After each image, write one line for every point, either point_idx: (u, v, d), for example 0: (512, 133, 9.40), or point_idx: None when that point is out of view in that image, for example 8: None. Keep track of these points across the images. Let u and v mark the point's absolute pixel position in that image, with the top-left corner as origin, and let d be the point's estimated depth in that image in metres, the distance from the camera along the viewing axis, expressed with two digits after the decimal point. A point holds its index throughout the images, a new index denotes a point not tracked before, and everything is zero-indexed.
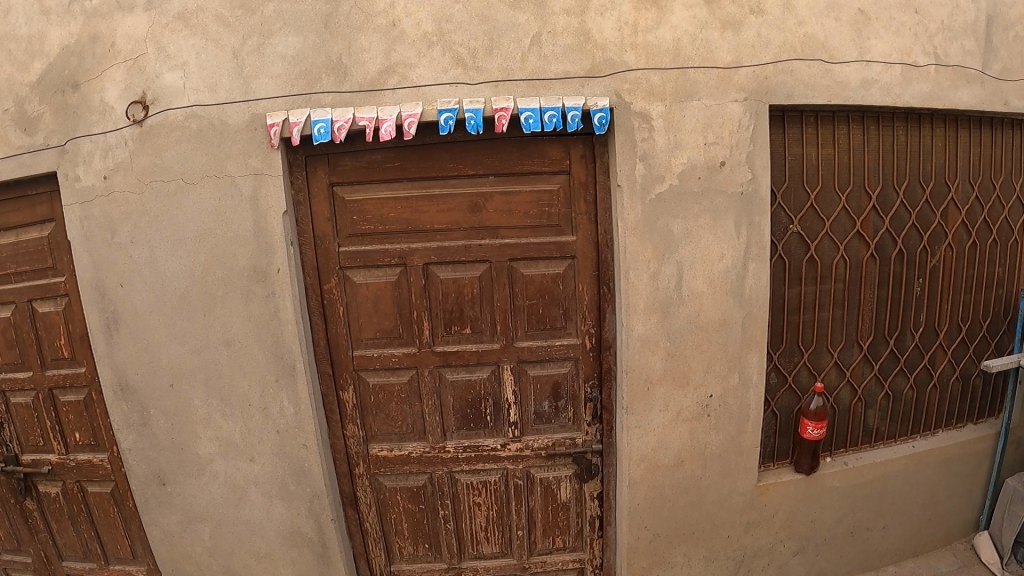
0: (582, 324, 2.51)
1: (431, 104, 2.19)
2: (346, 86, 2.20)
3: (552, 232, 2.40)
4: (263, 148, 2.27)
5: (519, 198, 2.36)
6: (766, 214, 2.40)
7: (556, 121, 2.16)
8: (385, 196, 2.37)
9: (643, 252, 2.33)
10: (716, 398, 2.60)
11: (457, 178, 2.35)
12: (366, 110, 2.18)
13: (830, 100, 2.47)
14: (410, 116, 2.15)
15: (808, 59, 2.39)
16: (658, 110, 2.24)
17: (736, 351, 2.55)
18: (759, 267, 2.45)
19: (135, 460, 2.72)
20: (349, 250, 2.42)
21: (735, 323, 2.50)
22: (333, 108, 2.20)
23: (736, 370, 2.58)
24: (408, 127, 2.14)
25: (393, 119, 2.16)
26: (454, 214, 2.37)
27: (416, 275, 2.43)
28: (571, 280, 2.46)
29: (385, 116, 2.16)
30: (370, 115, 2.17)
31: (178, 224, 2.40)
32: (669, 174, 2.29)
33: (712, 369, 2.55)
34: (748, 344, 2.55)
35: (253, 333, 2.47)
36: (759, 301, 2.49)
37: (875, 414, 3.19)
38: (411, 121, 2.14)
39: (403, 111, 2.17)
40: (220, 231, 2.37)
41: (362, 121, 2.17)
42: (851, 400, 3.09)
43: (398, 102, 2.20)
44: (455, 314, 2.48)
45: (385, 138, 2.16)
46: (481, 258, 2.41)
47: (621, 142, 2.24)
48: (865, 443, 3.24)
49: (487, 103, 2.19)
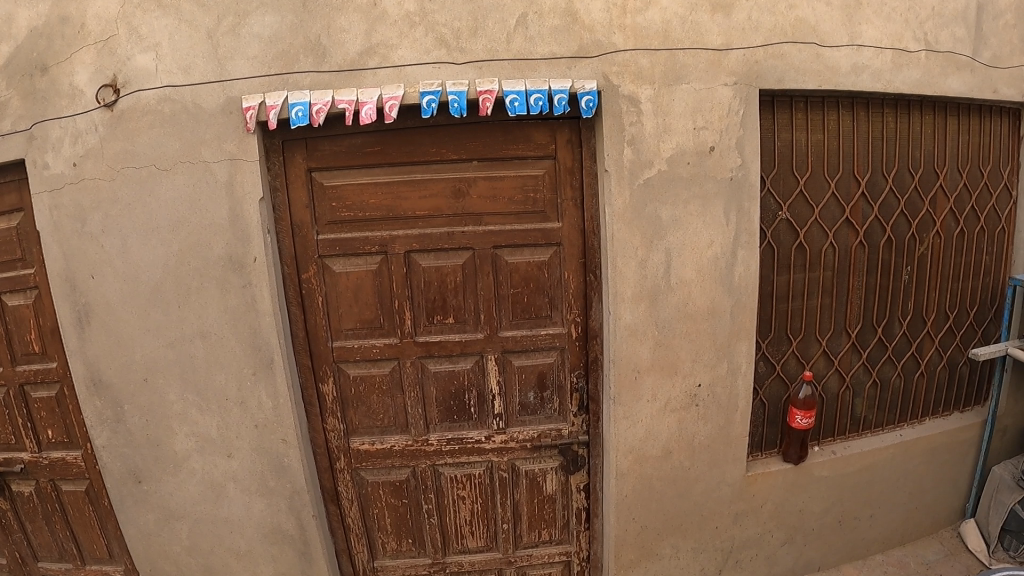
0: (568, 313, 2.45)
1: (413, 87, 2.12)
2: (325, 67, 2.12)
3: (537, 218, 2.34)
4: (239, 132, 2.18)
5: (504, 184, 2.30)
6: (755, 200, 2.35)
7: (542, 105, 2.11)
8: (365, 181, 2.29)
9: (630, 239, 2.28)
10: (705, 388, 2.56)
11: (439, 163, 2.28)
12: (346, 92, 2.10)
13: (819, 86, 2.44)
14: (391, 99, 2.08)
15: (799, 43, 2.35)
16: (647, 93, 2.19)
17: (725, 340, 2.51)
18: (748, 254, 2.41)
19: (110, 457, 2.63)
20: (328, 238, 2.34)
21: (724, 312, 2.46)
22: (312, 91, 2.12)
23: (725, 360, 2.54)
24: (389, 111, 2.07)
25: (373, 102, 2.08)
26: (436, 200, 2.30)
27: (397, 264, 2.36)
28: (557, 267, 2.40)
29: (365, 98, 2.09)
30: (350, 98, 2.10)
31: (150, 212, 2.31)
32: (657, 159, 2.24)
33: (701, 359, 2.51)
34: (737, 333, 2.51)
35: (229, 324, 2.39)
36: (749, 289, 2.46)
37: (863, 403, 3.17)
38: (392, 104, 2.08)
39: (383, 94, 2.10)
40: (194, 219, 2.29)
41: (341, 104, 2.09)
42: (839, 389, 3.06)
43: (378, 84, 2.12)
44: (438, 303, 2.42)
45: (366, 121, 2.08)
46: (465, 245, 2.34)
47: (609, 126, 2.18)
48: (853, 432, 3.22)
49: (471, 85, 2.13)
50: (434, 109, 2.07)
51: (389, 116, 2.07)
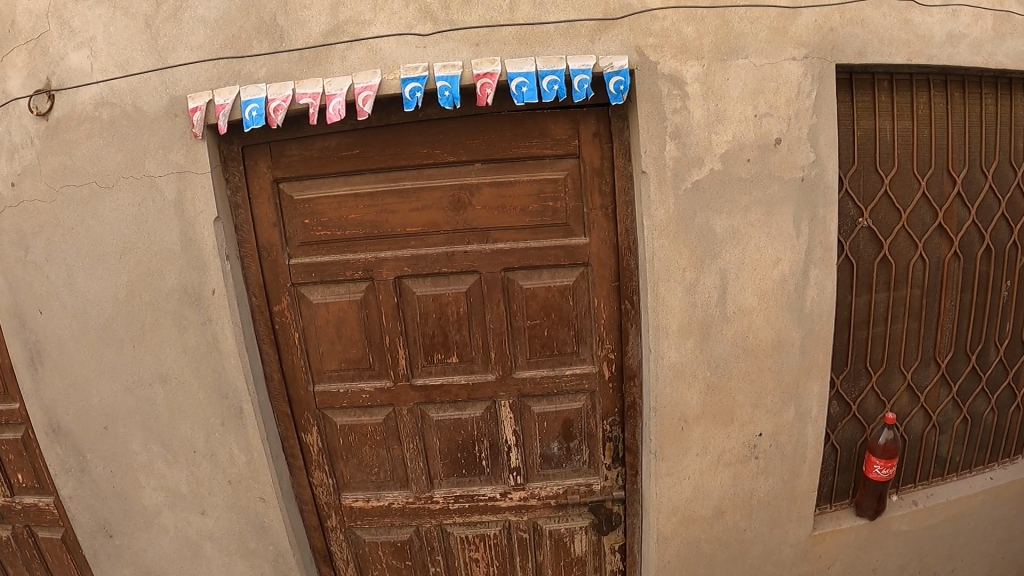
0: (599, 348, 1.99)
1: (393, 72, 1.65)
2: (284, 54, 1.67)
3: (558, 232, 1.85)
4: (186, 139, 1.76)
5: (514, 193, 1.81)
6: (833, 206, 1.90)
7: (558, 89, 1.62)
8: (342, 192, 1.83)
9: (674, 257, 1.80)
10: (766, 436, 2.12)
11: (432, 167, 1.80)
12: (309, 82, 1.66)
13: (909, 60, 1.95)
14: (364, 90, 1.63)
15: (882, 5, 1.86)
16: (694, 71, 1.69)
17: (793, 379, 2.07)
18: (824, 274, 1.97)
19: (75, 512, 2.23)
20: (302, 262, 1.89)
21: (793, 345, 2.03)
22: (268, 82, 1.68)
23: (793, 403, 2.10)
24: (361, 106, 1.63)
25: (343, 95, 1.63)
26: (431, 213, 1.83)
27: (386, 292, 1.89)
28: (584, 293, 1.91)
29: (331, 91, 1.64)
30: (311, 91, 1.65)
31: (95, 236, 1.89)
32: (709, 156, 1.75)
33: (762, 403, 2.08)
34: (807, 369, 2.07)
35: (192, 368, 1.98)
36: (824, 317, 2.02)
37: (949, 442, 2.70)
38: (366, 96, 1.62)
39: (354, 84, 1.64)
40: (142, 243, 1.87)
41: (304, 99, 1.65)
42: (924, 429, 2.64)
43: (350, 72, 1.66)
44: (438, 339, 1.95)
45: (335, 119, 1.64)
46: (469, 268, 1.86)
47: (645, 115, 1.68)
48: (937, 476, 2.73)
49: (467, 67, 1.64)
50: (418, 100, 1.62)
51: (363, 112, 1.63)
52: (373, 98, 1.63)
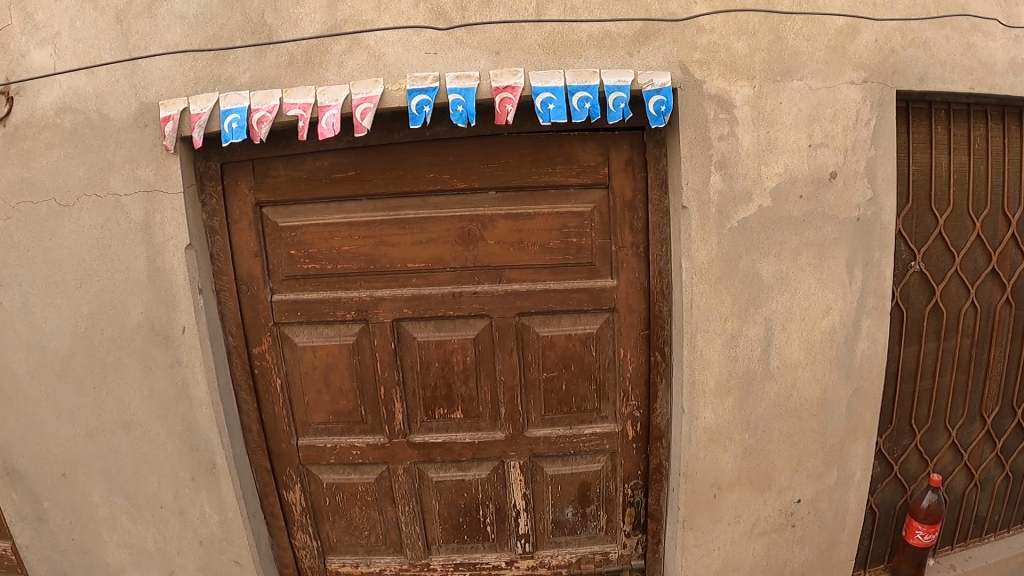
0: (623, 406, 1.73)
1: (398, 83, 1.40)
2: (270, 59, 1.42)
3: (582, 273, 1.59)
4: (156, 152, 1.52)
5: (533, 227, 1.55)
6: (889, 249, 1.67)
7: (592, 108, 1.37)
8: (334, 219, 1.54)
9: (716, 305, 1.55)
10: (805, 503, 1.86)
11: (440, 195, 1.53)
12: (298, 91, 1.40)
13: (971, 89, 1.71)
14: (363, 101, 1.37)
15: (946, 26, 1.64)
16: (744, 92, 1.45)
17: (837, 441, 1.82)
18: (875, 323, 1.73)
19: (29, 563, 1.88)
20: (286, 299, 1.61)
21: (839, 405, 1.79)
22: (252, 90, 1.44)
23: (835, 466, 1.84)
24: (359, 121, 1.36)
25: (336, 107, 1.38)
26: (437, 248, 1.55)
27: (382, 336, 1.61)
28: (608, 343, 1.66)
29: (323, 103, 1.39)
30: (301, 102, 1.39)
31: (58, 249, 1.59)
32: (759, 191, 1.51)
33: (803, 467, 1.82)
34: (854, 430, 1.82)
35: (161, 412, 1.68)
36: (874, 373, 1.78)
37: (990, 502, 2.46)
38: (364, 108, 1.36)
39: (351, 94, 1.38)
40: (109, 262, 1.59)
41: (292, 110, 1.39)
42: (965, 488, 2.40)
43: (347, 80, 1.41)
44: (440, 392, 1.67)
45: (327, 135, 1.37)
46: (478, 312, 1.59)
47: (688, 141, 1.44)
48: (975, 537, 2.50)
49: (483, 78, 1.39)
50: (427, 114, 1.35)
51: (361, 128, 1.36)
52: (374, 112, 1.36)
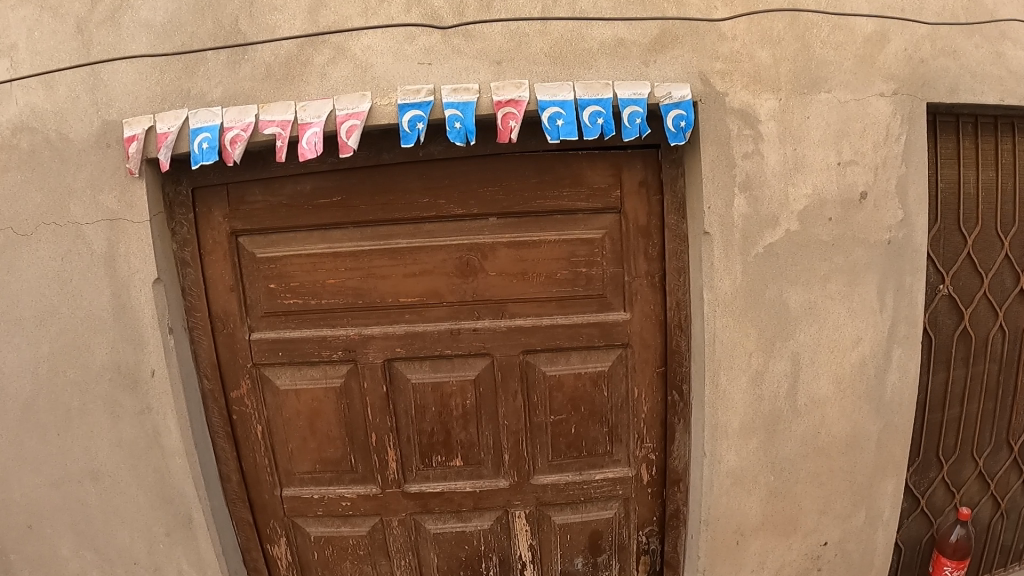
0: (638, 448, 1.58)
1: (388, 96, 1.24)
2: (244, 71, 1.27)
3: (591, 306, 1.44)
4: (120, 177, 1.34)
5: (539, 256, 1.40)
6: (921, 275, 1.52)
7: (604, 124, 1.23)
8: (318, 250, 1.39)
9: (740, 339, 1.41)
10: (832, 546, 1.69)
11: (436, 222, 1.38)
12: (277, 107, 1.25)
13: (1001, 101, 1.55)
14: (349, 118, 1.21)
15: (975, 34, 1.50)
16: (769, 106, 1.32)
17: (865, 479, 1.66)
18: (907, 353, 1.59)
19: None
20: (266, 338, 1.45)
21: (868, 442, 1.63)
22: (225, 106, 1.28)
23: (863, 505, 1.68)
24: (344, 140, 1.21)
25: (319, 124, 1.23)
26: (432, 280, 1.40)
27: (373, 379, 1.45)
28: (621, 381, 1.51)
29: (304, 120, 1.23)
30: (279, 119, 1.24)
31: (20, 268, 1.38)
32: (785, 214, 1.37)
33: (831, 508, 1.66)
34: (884, 468, 1.66)
35: (133, 460, 1.48)
36: (905, 407, 1.62)
37: (1016, 531, 2.31)
38: (350, 125, 1.21)
39: (335, 110, 1.23)
40: (78, 285, 1.38)
41: (269, 128, 1.24)
42: (991, 518, 2.25)
43: (331, 93, 1.25)
44: (437, 439, 1.52)
45: (308, 156, 1.22)
46: (479, 350, 1.44)
47: (711, 160, 1.30)
48: (1001, 567, 2.36)
49: (482, 91, 1.24)
50: (420, 132, 1.21)
51: (346, 148, 1.20)
52: (360, 130, 1.21)
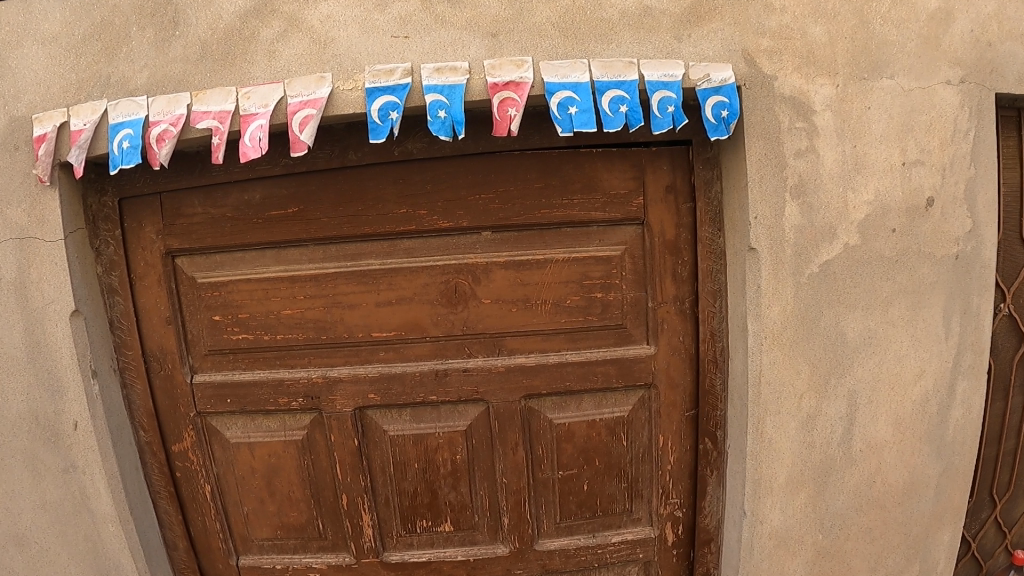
0: (662, 505, 1.29)
1: (353, 79, 0.98)
2: (175, 50, 1.01)
3: (608, 338, 1.19)
4: (28, 188, 1.06)
5: (543, 279, 1.15)
6: (989, 295, 1.23)
7: (629, 115, 0.98)
8: (271, 273, 1.13)
9: (791, 377, 1.15)
10: None
11: (416, 237, 1.12)
12: (213, 95, 0.99)
13: None
14: (303, 107, 0.96)
15: None
16: (825, 93, 1.08)
17: (920, 530, 1.32)
18: (972, 386, 1.28)
19: None
20: (210, 382, 1.19)
21: (927, 489, 1.30)
22: (151, 94, 1.02)
23: (917, 561, 1.34)
24: (296, 135, 0.95)
25: (265, 115, 0.97)
26: (412, 310, 1.14)
27: (340, 432, 1.18)
28: (643, 430, 1.25)
29: (247, 110, 0.98)
30: (216, 109, 0.98)
31: None
32: (845, 225, 1.12)
33: (884, 567, 1.32)
34: (940, 517, 1.33)
35: (60, 528, 1.19)
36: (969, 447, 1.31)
37: None
38: (305, 115, 0.95)
39: (286, 97, 0.98)
40: None
41: (203, 121, 0.98)
42: None
43: (282, 77, 0.99)
44: (422, 501, 1.25)
45: (252, 155, 0.97)
46: (471, 396, 1.18)
47: (757, 158, 1.06)
48: None
49: (474, 71, 0.98)
50: (394, 123, 0.95)
51: (298, 146, 0.95)
52: (317, 122, 0.95)
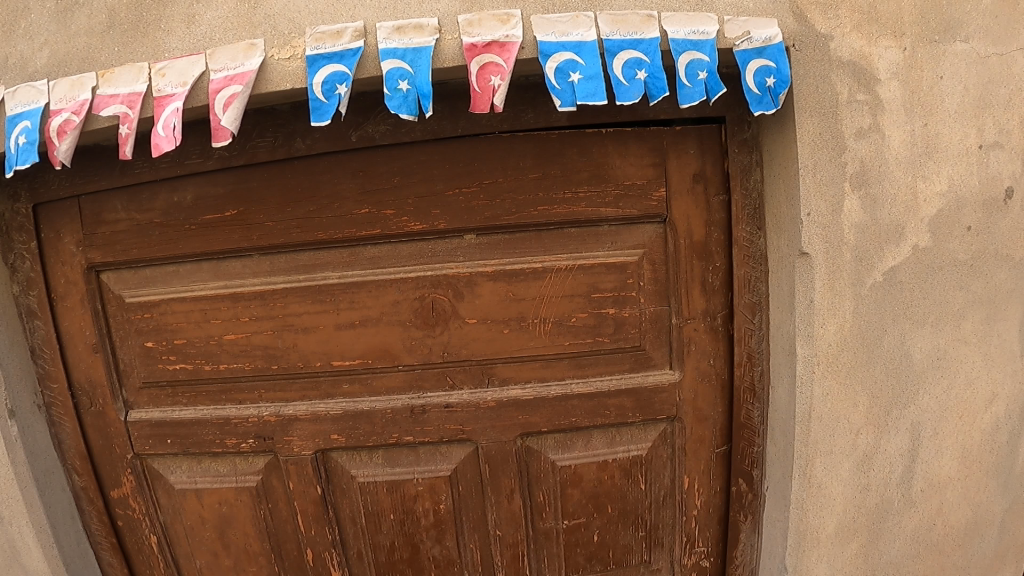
0: (687, 556, 1.08)
1: (290, 46, 0.77)
2: (78, 22, 0.81)
3: (622, 363, 0.98)
4: None
5: (541, 293, 0.94)
6: None
7: (651, 84, 0.77)
8: (210, 291, 0.93)
9: (847, 410, 0.93)
10: None
11: (382, 244, 0.92)
12: (121, 73, 0.79)
13: None
14: (228, 84, 0.76)
15: None
16: (891, 59, 0.86)
17: None
18: None
19: None
20: (146, 421, 0.99)
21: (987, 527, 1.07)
22: (53, 77, 0.81)
23: None
24: (218, 119, 0.75)
25: (183, 96, 0.77)
26: (380, 333, 0.95)
27: (299, 479, 0.99)
28: (663, 470, 1.04)
29: (161, 91, 0.78)
30: (125, 91, 0.79)
31: None
32: (914, 222, 0.90)
33: None
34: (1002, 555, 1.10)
35: None
36: None
37: None
38: (229, 96, 0.75)
39: (209, 72, 0.78)
40: None
41: (110, 108, 0.79)
42: None
43: (203, 47, 0.79)
44: (401, 558, 1.04)
45: (165, 149, 0.76)
46: (456, 435, 0.98)
47: (809, 139, 0.84)
48: None
49: (444, 32, 0.77)
50: (343, 99, 0.74)
51: (221, 135, 0.75)
52: (244, 101, 0.76)
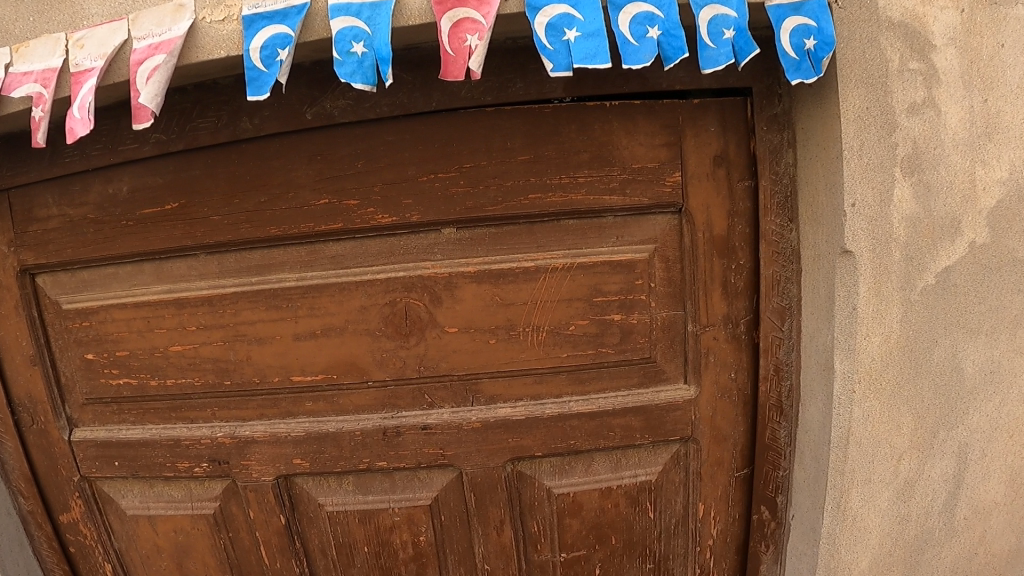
0: None
1: (223, 5, 0.64)
2: None
3: (627, 377, 0.86)
4: None
5: (533, 296, 0.82)
6: None
7: (664, 45, 0.64)
8: (153, 296, 0.82)
9: (888, 433, 0.79)
10: None
11: (345, 240, 0.80)
12: (36, 48, 0.68)
13: None
14: (151, 54, 0.64)
15: None
16: (947, 21, 0.71)
17: None
18: None
19: None
20: (90, 443, 0.88)
21: None
22: None
23: None
24: (138, 96, 0.63)
25: (102, 71, 0.65)
26: (345, 343, 0.83)
27: (260, 507, 0.88)
28: (674, 496, 0.92)
29: (78, 66, 0.66)
30: (39, 68, 0.67)
31: None
32: (970, 214, 0.75)
33: None
34: None
35: None
36: None
37: None
38: (150, 69, 0.63)
39: (131, 41, 0.66)
40: None
41: (15, 90, 0.66)
42: None
43: (125, 12, 0.67)
44: None
45: (78, 135, 0.64)
46: (438, 459, 0.86)
47: (853, 114, 0.71)
48: None
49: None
50: (284, 67, 0.62)
51: (142, 115, 0.63)
52: (167, 75, 0.63)
